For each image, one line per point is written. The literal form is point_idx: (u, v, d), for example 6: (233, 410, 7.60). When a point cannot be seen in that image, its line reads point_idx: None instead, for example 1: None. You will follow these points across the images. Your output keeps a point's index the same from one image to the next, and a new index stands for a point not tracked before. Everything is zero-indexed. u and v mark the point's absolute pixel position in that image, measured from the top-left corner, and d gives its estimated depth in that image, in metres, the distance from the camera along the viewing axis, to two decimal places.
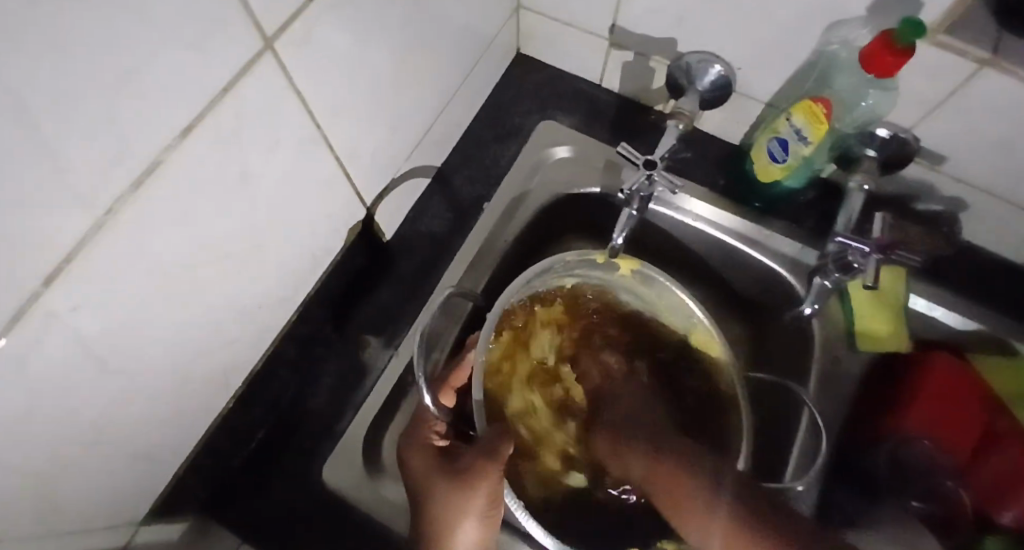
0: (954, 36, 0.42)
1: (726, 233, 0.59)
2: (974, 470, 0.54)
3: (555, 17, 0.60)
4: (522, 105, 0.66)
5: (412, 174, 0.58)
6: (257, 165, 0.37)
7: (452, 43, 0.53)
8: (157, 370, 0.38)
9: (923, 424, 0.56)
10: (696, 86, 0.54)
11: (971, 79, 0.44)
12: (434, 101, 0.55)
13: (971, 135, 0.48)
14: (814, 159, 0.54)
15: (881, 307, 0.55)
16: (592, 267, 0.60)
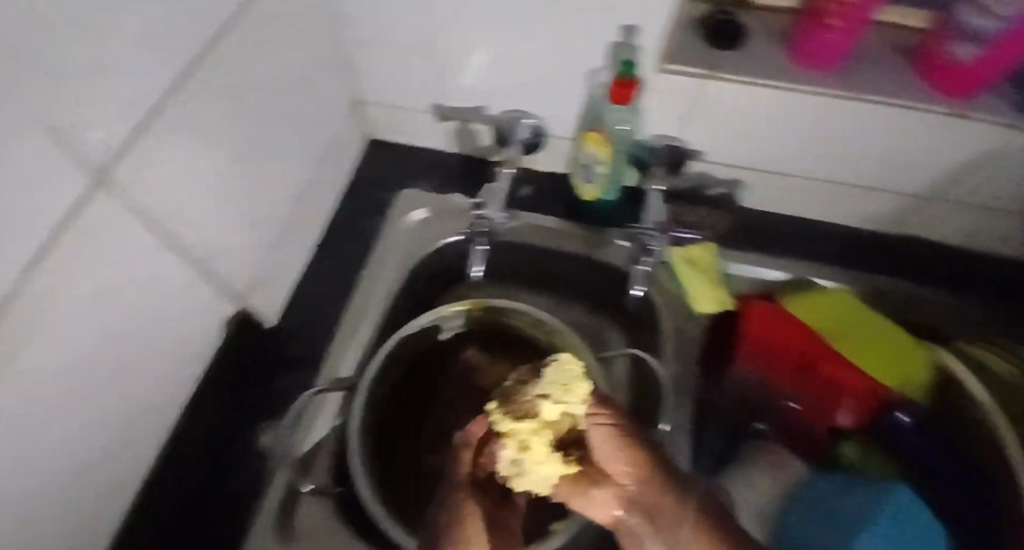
0: (673, 64, 0.55)
1: (573, 247, 0.68)
2: (806, 390, 0.60)
3: (390, 104, 0.67)
4: (373, 183, 0.70)
5: (283, 270, 0.59)
6: (115, 294, 0.36)
7: (293, 137, 0.55)
8: (39, 541, 0.34)
9: (757, 361, 0.63)
10: (518, 138, 0.63)
11: (700, 93, 0.57)
12: (288, 196, 0.57)
13: (726, 132, 0.61)
14: (617, 174, 0.65)
15: (701, 276, 0.66)
16: (454, 318, 0.64)
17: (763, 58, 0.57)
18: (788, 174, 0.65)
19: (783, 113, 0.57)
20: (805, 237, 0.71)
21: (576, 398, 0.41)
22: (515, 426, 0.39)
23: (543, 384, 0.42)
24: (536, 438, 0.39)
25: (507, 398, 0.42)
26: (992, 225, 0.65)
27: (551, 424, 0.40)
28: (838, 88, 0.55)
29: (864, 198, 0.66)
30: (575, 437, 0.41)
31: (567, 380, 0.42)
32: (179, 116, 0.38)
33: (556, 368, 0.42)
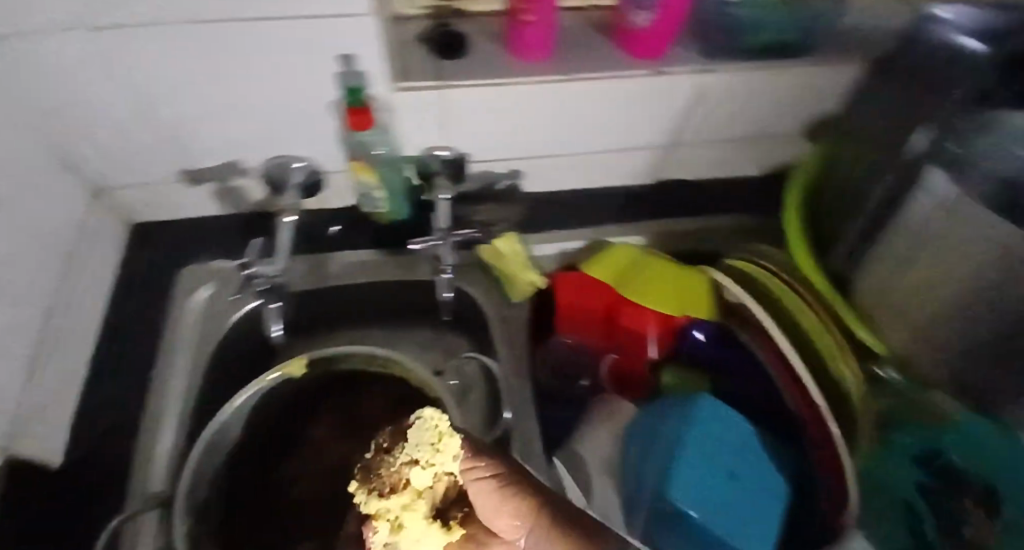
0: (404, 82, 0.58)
1: (379, 277, 0.70)
2: (619, 339, 0.67)
3: (138, 182, 0.63)
4: (147, 270, 0.66)
5: (53, 393, 0.53)
6: None
7: (18, 253, 0.49)
8: None
9: (570, 326, 0.68)
10: (291, 185, 0.62)
11: (441, 101, 0.60)
12: (32, 316, 0.51)
13: (482, 131, 0.65)
14: (398, 191, 0.66)
15: (509, 263, 0.70)
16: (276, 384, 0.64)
17: (487, 58, 0.61)
18: (551, 155, 0.71)
19: (520, 104, 0.62)
20: (591, 204, 0.77)
21: (447, 456, 0.43)
22: (383, 504, 0.42)
23: (407, 449, 0.44)
24: (408, 511, 0.41)
25: (374, 473, 0.44)
26: (728, 153, 0.75)
27: (422, 493, 0.42)
28: (557, 72, 0.61)
29: (621, 158, 0.73)
30: (454, 496, 0.43)
31: (435, 438, 0.44)
32: None
33: (419, 428, 0.45)
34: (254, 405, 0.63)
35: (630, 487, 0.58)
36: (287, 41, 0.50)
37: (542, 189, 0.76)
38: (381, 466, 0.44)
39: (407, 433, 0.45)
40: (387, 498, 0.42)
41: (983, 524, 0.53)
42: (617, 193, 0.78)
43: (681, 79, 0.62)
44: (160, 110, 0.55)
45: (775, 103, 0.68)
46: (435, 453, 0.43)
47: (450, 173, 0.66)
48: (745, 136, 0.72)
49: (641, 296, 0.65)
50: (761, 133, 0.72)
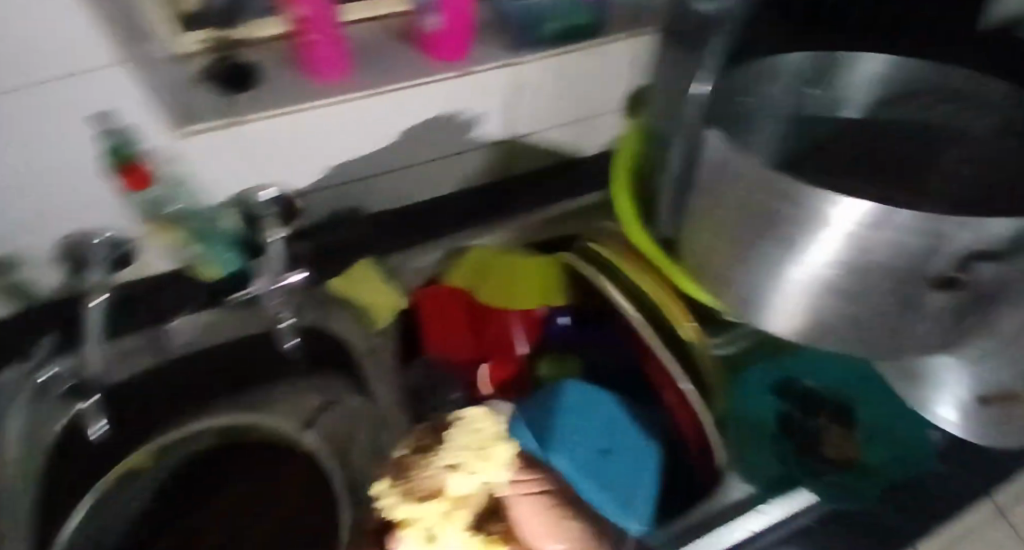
0: (190, 121, 0.50)
1: (223, 337, 0.66)
2: (491, 345, 0.66)
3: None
4: None
5: None
6: None
7: None
8: None
9: (440, 343, 0.66)
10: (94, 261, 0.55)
11: (238, 135, 0.55)
12: None
13: (299, 158, 0.60)
14: (217, 244, 0.60)
15: (365, 291, 0.68)
16: (133, 478, 0.64)
17: (284, 83, 0.56)
18: (386, 170, 0.68)
19: (330, 123, 0.58)
20: (444, 211, 0.75)
21: (496, 462, 0.49)
22: (421, 512, 0.46)
23: (449, 450, 0.50)
24: (449, 525, 0.46)
25: (404, 482, 0.48)
26: (564, 135, 0.75)
27: (461, 503, 0.47)
28: (361, 86, 0.56)
29: (460, 161, 0.71)
30: (489, 505, 0.49)
31: (482, 442, 0.50)
32: None
33: (464, 429, 0.51)
34: (114, 505, 0.62)
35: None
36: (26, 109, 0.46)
37: (392, 205, 0.73)
38: (415, 469, 0.49)
39: (450, 436, 0.51)
40: (427, 507, 0.46)
41: (843, 436, 0.58)
42: (469, 194, 0.76)
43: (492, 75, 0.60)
44: None
45: (591, 80, 0.68)
46: (480, 456, 0.49)
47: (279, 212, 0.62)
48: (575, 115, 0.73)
49: (497, 304, 0.66)
50: (588, 110, 0.73)
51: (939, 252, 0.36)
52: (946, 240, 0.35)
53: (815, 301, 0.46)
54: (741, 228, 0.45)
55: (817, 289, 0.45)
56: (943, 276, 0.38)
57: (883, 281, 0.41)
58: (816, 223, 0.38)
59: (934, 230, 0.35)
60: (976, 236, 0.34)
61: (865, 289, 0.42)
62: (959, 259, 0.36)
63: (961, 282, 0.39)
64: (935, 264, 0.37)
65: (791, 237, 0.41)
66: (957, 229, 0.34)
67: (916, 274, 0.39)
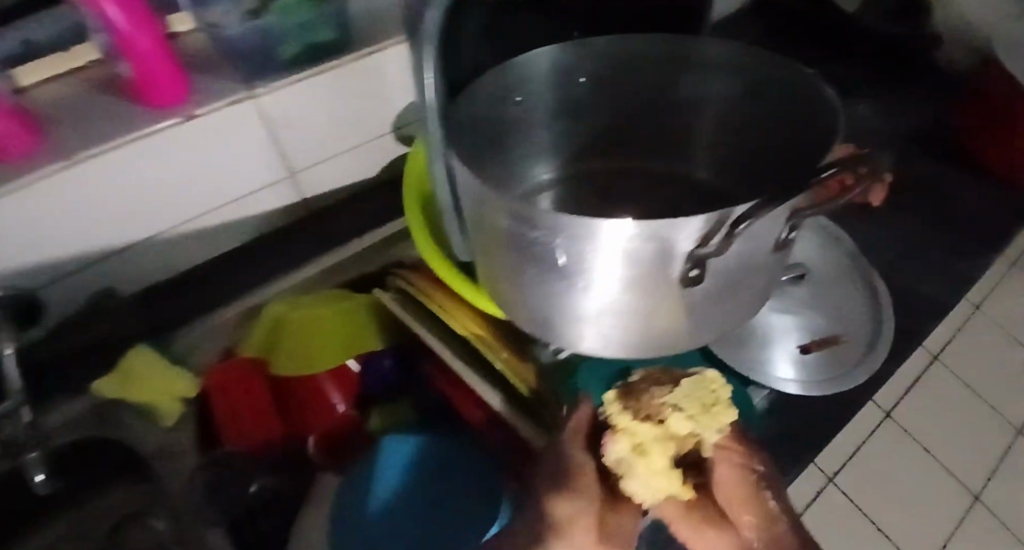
0: None
1: None
2: (298, 415, 0.64)
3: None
4: None
5: None
6: None
7: None
8: None
9: (240, 430, 0.61)
10: None
11: None
12: None
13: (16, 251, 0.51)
14: None
15: (144, 386, 0.58)
16: None
17: None
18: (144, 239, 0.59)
19: (42, 209, 0.50)
20: (231, 269, 0.64)
21: (711, 425, 0.42)
22: (640, 428, 0.42)
23: (681, 394, 0.43)
24: (660, 444, 0.41)
25: (631, 401, 0.44)
26: (359, 157, 0.68)
27: (676, 438, 0.42)
28: (60, 157, 0.49)
29: (238, 209, 0.63)
30: (694, 459, 0.44)
31: (711, 399, 0.44)
32: None
33: (695, 384, 0.44)
34: None
35: (355, 538, 0.54)
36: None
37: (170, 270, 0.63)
38: (637, 393, 0.44)
39: (681, 384, 0.44)
40: (642, 426, 0.41)
41: None
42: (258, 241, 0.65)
43: (222, 116, 0.54)
44: None
45: (358, 100, 0.61)
46: (704, 414, 0.42)
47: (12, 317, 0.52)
48: (361, 138, 0.65)
49: (297, 370, 0.62)
50: (378, 128, 0.66)
51: (669, 255, 0.35)
52: (671, 244, 0.34)
53: (608, 320, 0.44)
54: (510, 256, 0.43)
55: (599, 310, 0.43)
56: (686, 277, 0.37)
57: (643, 292, 0.40)
58: (557, 243, 0.37)
59: (654, 238, 0.33)
60: (692, 237, 0.33)
61: (635, 303, 0.41)
62: (690, 261, 0.36)
63: (706, 277, 0.38)
64: (675, 267, 0.37)
65: (547, 257, 0.39)
66: (672, 233, 0.33)
67: (666, 279, 0.38)
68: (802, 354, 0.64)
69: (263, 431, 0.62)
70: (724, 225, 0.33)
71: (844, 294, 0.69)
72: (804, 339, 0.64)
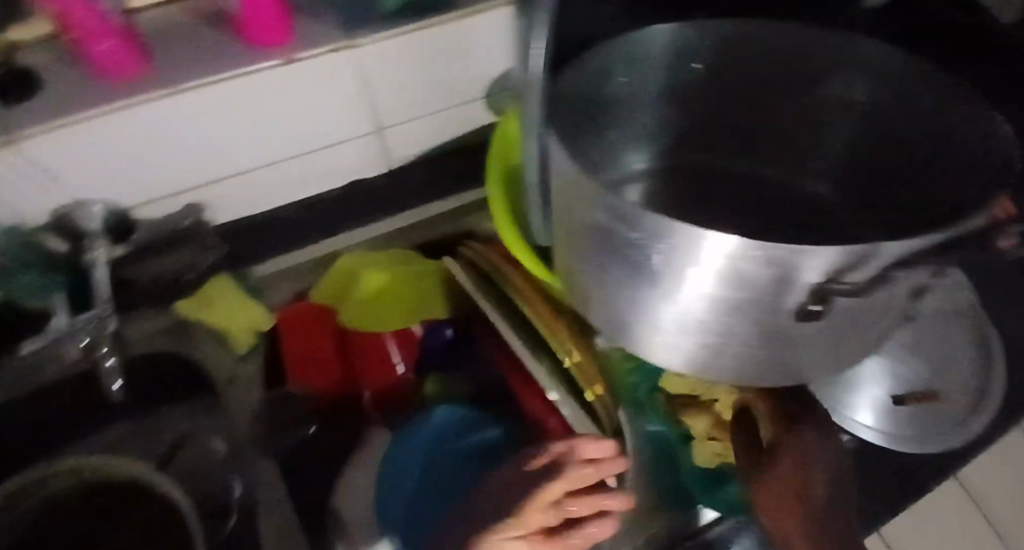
0: None
1: (46, 377, 0.56)
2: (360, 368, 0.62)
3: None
4: None
5: None
6: None
7: None
8: None
9: (301, 374, 0.60)
10: None
11: (20, 156, 0.47)
12: None
13: (109, 173, 0.52)
14: (25, 274, 0.54)
15: (220, 312, 0.60)
16: None
17: (73, 88, 0.49)
18: (227, 177, 0.59)
19: (140, 133, 0.51)
20: (309, 218, 0.66)
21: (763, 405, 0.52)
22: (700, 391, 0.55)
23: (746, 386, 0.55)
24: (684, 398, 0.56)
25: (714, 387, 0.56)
26: (449, 119, 0.66)
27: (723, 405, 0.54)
28: (162, 83, 0.49)
29: (324, 160, 0.63)
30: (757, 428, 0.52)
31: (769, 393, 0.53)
32: None
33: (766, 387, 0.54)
34: None
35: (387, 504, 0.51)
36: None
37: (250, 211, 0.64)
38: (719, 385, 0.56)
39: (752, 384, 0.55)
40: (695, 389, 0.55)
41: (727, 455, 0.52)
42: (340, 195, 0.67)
43: (318, 61, 0.53)
44: None
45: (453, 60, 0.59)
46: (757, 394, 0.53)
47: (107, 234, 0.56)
48: (451, 96, 0.63)
49: (361, 326, 0.61)
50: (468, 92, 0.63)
51: (787, 284, 0.30)
52: (794, 274, 0.29)
53: (692, 333, 0.39)
54: (594, 250, 0.39)
55: (684, 321, 0.38)
56: (805, 310, 0.32)
57: (745, 316, 0.35)
58: (656, 248, 0.32)
59: (775, 262, 0.28)
60: (823, 269, 0.28)
61: (733, 326, 0.36)
62: (813, 294, 0.30)
63: (826, 315, 0.33)
64: (793, 297, 0.31)
65: (637, 256, 0.35)
66: (800, 261, 0.28)
67: (778, 309, 0.33)
68: (896, 405, 0.57)
69: (324, 381, 0.60)
70: (865, 261, 0.28)
71: (951, 339, 0.61)
72: (902, 389, 0.58)
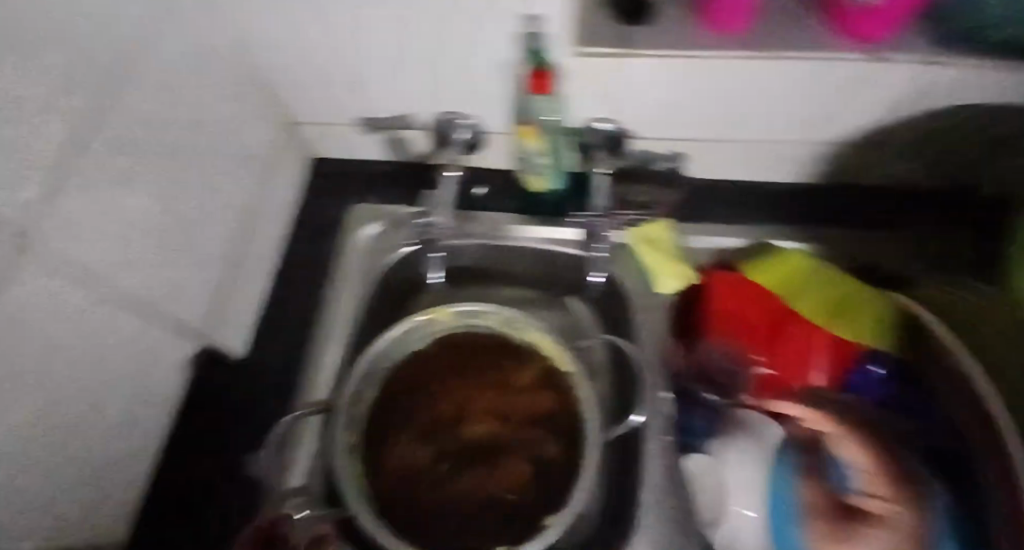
0: (587, 45, 0.56)
1: (525, 242, 0.72)
2: (777, 351, 0.62)
3: (320, 121, 0.72)
4: (327, 200, 0.77)
5: (236, 292, 0.65)
6: (64, 338, 0.41)
7: (226, 183, 0.60)
8: (17, 516, 0.39)
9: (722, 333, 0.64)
10: (454, 142, 0.65)
11: (621, 71, 0.58)
12: (236, 226, 0.63)
13: (651, 104, 0.62)
14: (560, 163, 0.68)
15: (660, 251, 0.70)
16: (426, 326, 0.73)
17: (676, 30, 0.58)
18: (718, 140, 0.67)
19: (702, 84, 0.59)
20: (753, 198, 0.74)
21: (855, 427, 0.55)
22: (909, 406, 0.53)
23: None
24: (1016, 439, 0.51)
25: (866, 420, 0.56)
26: (925, 161, 0.67)
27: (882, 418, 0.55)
28: (755, 48, 0.56)
29: (793, 154, 0.69)
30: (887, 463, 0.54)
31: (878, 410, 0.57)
32: (60, 172, 0.38)
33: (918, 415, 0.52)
34: (423, 332, 0.73)
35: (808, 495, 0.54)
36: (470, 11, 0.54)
37: (701, 176, 0.75)
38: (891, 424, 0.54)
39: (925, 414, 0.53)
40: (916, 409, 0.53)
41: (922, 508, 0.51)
42: (790, 191, 0.74)
43: (894, 66, 0.55)
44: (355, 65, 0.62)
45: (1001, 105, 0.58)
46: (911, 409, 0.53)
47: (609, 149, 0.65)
48: (939, 142, 0.64)
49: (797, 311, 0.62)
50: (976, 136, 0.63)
51: None
52: None
53: None
54: None
55: None
56: None
57: None
58: None
59: None
60: None
61: None
62: None
63: None
64: None
65: None
66: None
67: None
68: None
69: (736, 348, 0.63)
70: None
71: None
72: None
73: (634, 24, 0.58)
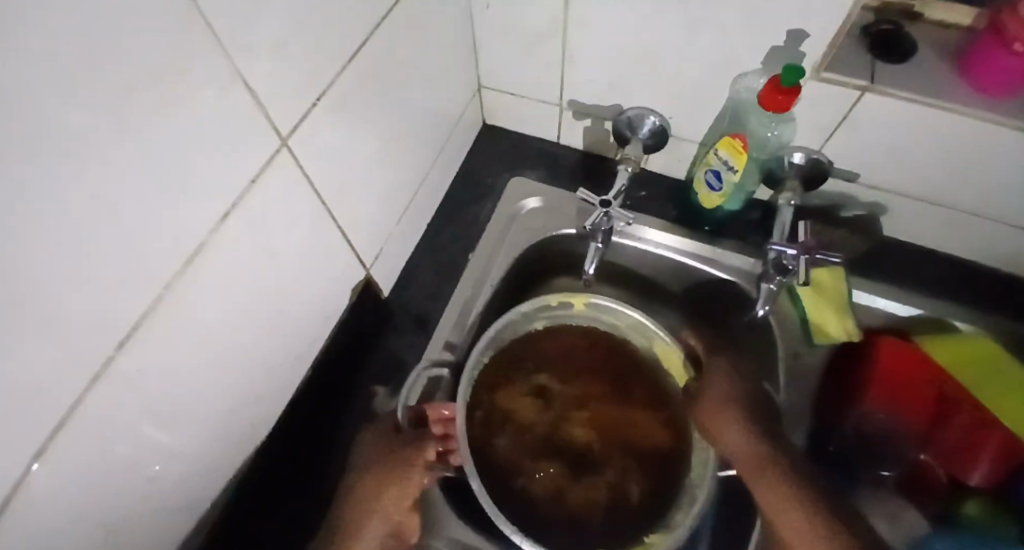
0: (832, 71, 0.54)
1: (683, 255, 0.70)
2: (939, 436, 0.63)
3: (510, 92, 0.73)
4: (491, 168, 0.77)
5: (402, 238, 0.68)
6: (277, 241, 0.46)
7: (421, 133, 0.63)
8: (210, 388, 0.44)
9: (883, 398, 0.65)
10: (638, 135, 0.65)
11: (854, 105, 0.55)
12: (418, 171, 0.66)
13: (871, 147, 0.59)
14: (744, 184, 0.65)
15: (825, 301, 0.65)
16: (555, 307, 0.71)
17: (927, 76, 0.54)
18: (931, 202, 0.63)
19: (937, 140, 0.55)
20: (941, 268, 0.68)
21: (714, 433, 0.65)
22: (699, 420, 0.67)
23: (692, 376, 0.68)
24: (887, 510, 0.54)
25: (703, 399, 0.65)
26: None
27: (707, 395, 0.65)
28: (1018, 117, 0.52)
29: (1011, 237, 0.63)
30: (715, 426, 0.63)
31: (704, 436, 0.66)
32: (311, 89, 0.43)
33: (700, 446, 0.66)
34: (535, 317, 0.71)
35: None
36: (709, 17, 0.53)
37: (889, 233, 0.70)
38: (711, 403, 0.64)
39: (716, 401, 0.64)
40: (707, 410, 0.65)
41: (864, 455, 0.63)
42: (982, 271, 0.68)
43: None
44: (566, 47, 0.63)
45: None
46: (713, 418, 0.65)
47: (802, 180, 0.63)
48: None
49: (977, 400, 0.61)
50: None
51: None
52: None
53: None
54: None
55: None
56: None
57: None
58: None
59: None
60: None
61: None
62: None
63: None
64: None
65: None
66: None
67: None
68: None
69: (888, 416, 0.65)
70: None
71: None
72: None
73: (885, 61, 0.55)
